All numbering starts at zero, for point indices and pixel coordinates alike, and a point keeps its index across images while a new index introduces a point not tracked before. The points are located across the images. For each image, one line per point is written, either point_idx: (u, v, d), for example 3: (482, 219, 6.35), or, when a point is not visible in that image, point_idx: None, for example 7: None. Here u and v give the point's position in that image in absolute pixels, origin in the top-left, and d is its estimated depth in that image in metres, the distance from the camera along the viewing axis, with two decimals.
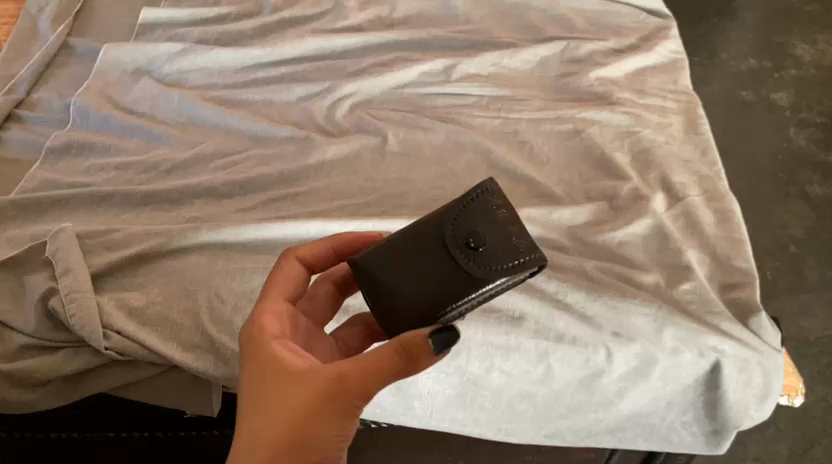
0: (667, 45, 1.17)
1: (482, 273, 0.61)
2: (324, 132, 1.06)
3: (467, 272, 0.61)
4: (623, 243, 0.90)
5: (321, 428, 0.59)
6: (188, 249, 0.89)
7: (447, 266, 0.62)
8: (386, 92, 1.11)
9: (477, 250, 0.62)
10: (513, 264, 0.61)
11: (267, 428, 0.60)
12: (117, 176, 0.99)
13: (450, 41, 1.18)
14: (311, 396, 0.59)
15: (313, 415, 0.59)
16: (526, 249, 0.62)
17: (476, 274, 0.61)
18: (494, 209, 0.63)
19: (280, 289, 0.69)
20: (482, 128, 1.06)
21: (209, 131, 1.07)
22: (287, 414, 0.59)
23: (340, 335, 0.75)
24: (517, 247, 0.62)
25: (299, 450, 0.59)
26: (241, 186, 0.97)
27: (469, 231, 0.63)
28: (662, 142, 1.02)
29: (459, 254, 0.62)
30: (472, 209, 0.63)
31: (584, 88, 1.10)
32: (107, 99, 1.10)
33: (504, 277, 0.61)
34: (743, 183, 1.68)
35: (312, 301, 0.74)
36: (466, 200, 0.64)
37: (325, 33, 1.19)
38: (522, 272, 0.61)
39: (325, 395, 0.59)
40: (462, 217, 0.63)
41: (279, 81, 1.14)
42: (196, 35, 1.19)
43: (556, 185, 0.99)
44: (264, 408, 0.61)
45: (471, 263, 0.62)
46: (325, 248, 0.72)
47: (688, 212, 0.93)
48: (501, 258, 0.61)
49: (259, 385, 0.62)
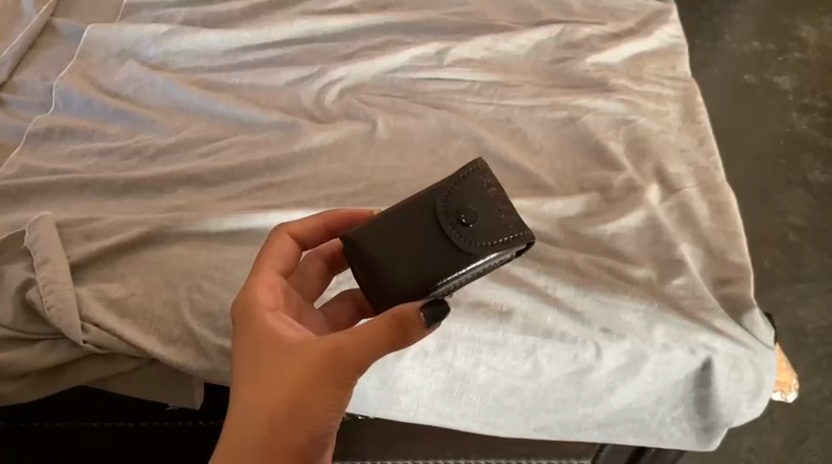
0: (666, 29, 1.13)
1: (476, 249, 0.63)
2: (312, 118, 1.04)
3: (461, 248, 0.64)
4: (616, 236, 0.88)
5: (318, 400, 0.60)
6: (169, 240, 0.87)
7: (440, 243, 0.64)
8: (376, 77, 1.09)
9: (470, 228, 0.64)
10: (504, 240, 0.64)
11: (265, 399, 0.60)
12: (100, 162, 0.97)
13: (444, 23, 1.14)
14: (309, 366, 0.60)
15: (310, 385, 0.60)
16: (513, 227, 0.64)
17: (469, 250, 0.63)
18: (484, 187, 0.66)
19: (272, 263, 0.70)
20: (475, 116, 1.03)
21: (195, 117, 1.04)
22: (284, 384, 0.60)
23: (330, 312, 0.75)
24: (508, 222, 0.64)
25: (296, 421, 0.60)
26: (227, 174, 0.95)
27: (460, 209, 0.65)
28: (658, 131, 0.99)
29: (452, 232, 0.64)
30: (463, 188, 0.66)
31: (580, 74, 1.07)
32: (90, 82, 1.07)
33: (492, 253, 0.63)
34: (743, 170, 1.65)
35: (303, 278, 0.74)
36: (457, 178, 0.66)
37: (315, 14, 1.16)
38: (510, 249, 0.63)
39: (322, 366, 0.60)
40: (453, 196, 0.65)
41: (267, 65, 1.11)
42: (182, 16, 1.16)
43: (548, 174, 0.96)
44: (260, 380, 0.61)
45: (462, 238, 0.64)
46: (315, 224, 0.73)
47: (683, 205, 0.91)
48: (493, 235, 0.63)
49: (255, 358, 0.62)
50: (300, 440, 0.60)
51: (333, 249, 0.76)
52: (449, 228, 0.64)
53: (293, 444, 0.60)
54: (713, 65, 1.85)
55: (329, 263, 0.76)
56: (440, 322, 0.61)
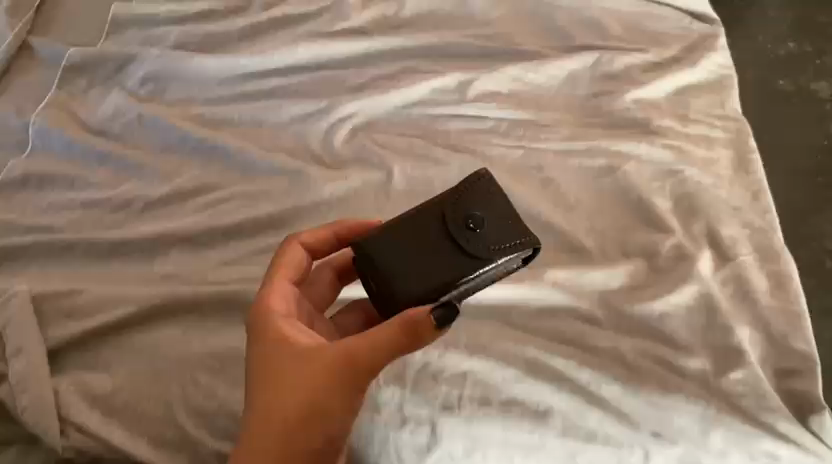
0: (714, 57, 1.02)
1: (485, 252, 0.63)
2: (321, 163, 0.93)
3: (470, 251, 0.63)
4: (665, 316, 0.78)
5: (334, 403, 0.59)
6: (159, 319, 0.77)
7: (449, 248, 0.64)
8: (391, 113, 0.97)
9: (479, 233, 0.64)
10: (513, 244, 0.64)
11: (280, 405, 0.59)
12: (82, 216, 0.86)
13: (466, 47, 1.02)
14: (322, 371, 0.59)
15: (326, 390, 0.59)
16: (521, 233, 0.65)
17: (479, 253, 0.63)
18: (492, 194, 0.66)
19: (285, 271, 0.68)
20: (503, 161, 0.92)
21: (189, 159, 0.92)
22: (300, 389, 0.59)
23: (339, 322, 0.74)
24: (515, 228, 0.65)
25: (312, 425, 0.59)
26: (225, 233, 0.84)
27: (468, 212, 0.65)
28: (709, 185, 0.89)
29: (461, 237, 0.64)
30: (470, 194, 0.66)
31: (619, 112, 0.95)
32: (71, 116, 0.96)
33: (502, 257, 0.63)
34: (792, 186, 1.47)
35: (313, 287, 0.73)
36: (465, 185, 0.67)
37: (323, 37, 1.04)
38: (520, 254, 0.64)
39: (336, 370, 0.59)
40: (458, 200, 0.66)
41: (269, 95, 0.99)
42: (174, 37, 1.04)
43: (586, 236, 0.86)
44: (275, 386, 0.60)
45: (471, 244, 0.64)
46: (328, 235, 0.71)
47: (738, 278, 0.81)
48: (503, 240, 0.64)
49: (271, 366, 0.61)
50: (316, 443, 0.59)
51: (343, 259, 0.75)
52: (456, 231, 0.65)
53: (312, 450, 0.59)
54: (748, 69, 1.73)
55: (338, 272, 0.75)
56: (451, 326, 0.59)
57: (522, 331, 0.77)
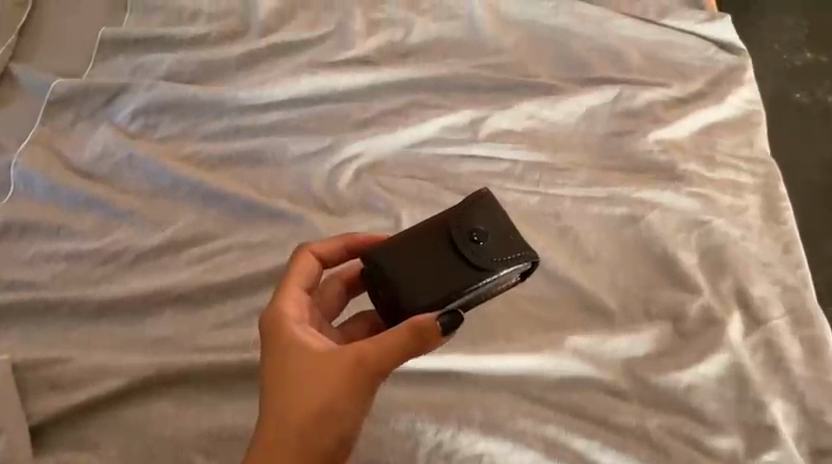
0: (741, 92, 0.96)
1: (488, 263, 0.64)
2: (323, 208, 0.86)
3: (475, 263, 0.64)
4: (692, 387, 0.73)
5: (343, 409, 0.57)
6: (150, 392, 0.71)
7: (452, 259, 0.65)
8: (398, 152, 0.91)
9: (481, 245, 0.65)
10: (513, 256, 0.65)
11: (288, 409, 0.57)
12: (68, 269, 0.80)
13: (477, 80, 0.96)
14: (331, 376, 0.58)
15: (339, 395, 0.57)
16: (520, 247, 0.66)
17: (483, 264, 0.64)
18: (491, 209, 0.68)
19: (298, 276, 0.66)
20: (517, 208, 0.86)
21: (182, 203, 0.86)
22: (310, 394, 0.57)
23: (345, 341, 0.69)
24: (515, 242, 0.66)
25: (320, 430, 0.57)
26: (221, 290, 0.78)
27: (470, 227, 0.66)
28: (738, 238, 0.83)
29: (464, 249, 0.65)
30: (471, 208, 0.67)
31: (642, 155, 0.89)
32: (55, 155, 0.89)
33: (504, 268, 0.64)
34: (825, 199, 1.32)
35: (322, 299, 0.70)
36: (465, 201, 0.68)
37: (325, 67, 0.97)
38: (520, 265, 0.65)
39: (346, 375, 0.58)
40: (460, 214, 0.67)
41: (268, 131, 0.93)
42: (166, 64, 0.97)
43: (607, 293, 0.80)
44: (284, 390, 0.58)
45: (474, 255, 0.65)
46: (341, 247, 0.69)
47: (770, 344, 0.76)
48: (504, 252, 0.65)
49: (280, 369, 0.59)
50: (323, 450, 0.57)
51: (351, 270, 0.72)
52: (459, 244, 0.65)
53: (323, 455, 0.57)
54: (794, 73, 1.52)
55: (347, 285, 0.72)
56: (453, 332, 0.60)
57: (541, 405, 0.72)
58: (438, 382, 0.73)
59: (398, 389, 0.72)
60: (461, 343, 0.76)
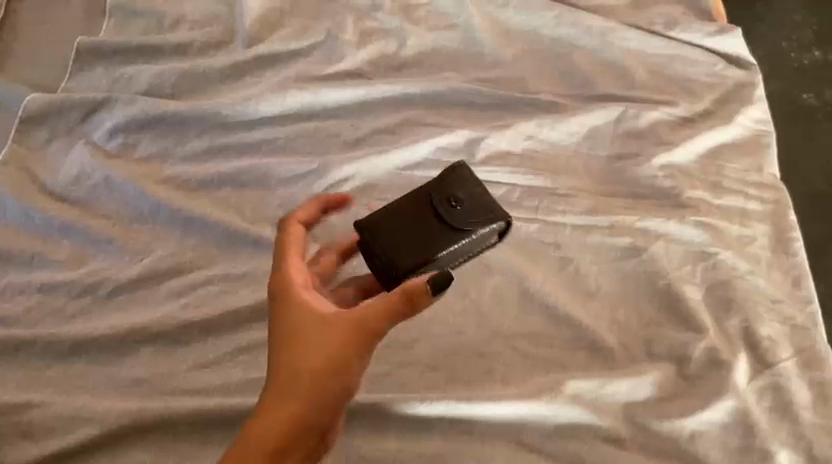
0: (749, 113, 0.92)
1: (464, 223, 0.67)
2: (310, 236, 0.82)
3: (451, 223, 0.67)
4: (696, 436, 0.70)
5: (345, 369, 0.55)
6: (126, 441, 0.67)
7: (434, 223, 0.67)
8: (390, 175, 0.87)
9: (460, 209, 0.67)
10: (489, 217, 0.68)
11: (293, 366, 0.55)
12: (41, 302, 0.76)
13: (474, 95, 0.93)
14: (335, 335, 0.56)
15: (343, 356, 0.55)
16: (494, 210, 0.68)
17: (458, 224, 0.67)
18: (465, 176, 0.70)
19: (296, 245, 0.64)
20: (514, 237, 0.82)
21: (163, 231, 0.82)
22: (314, 352, 0.55)
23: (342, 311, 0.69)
24: (489, 203, 0.68)
25: (324, 388, 0.55)
26: (202, 327, 0.75)
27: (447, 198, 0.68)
28: (745, 272, 0.79)
29: (445, 214, 0.67)
30: (446, 176, 0.69)
31: (643, 181, 0.86)
32: (29, 177, 0.84)
33: (482, 228, 0.67)
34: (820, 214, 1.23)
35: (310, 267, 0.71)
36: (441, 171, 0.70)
37: (313, 81, 0.93)
38: (495, 225, 0.67)
39: (348, 335, 0.56)
40: (436, 182, 0.69)
41: (253, 151, 0.89)
42: (146, 77, 0.92)
43: (608, 331, 0.76)
44: (288, 346, 0.56)
45: (453, 218, 0.67)
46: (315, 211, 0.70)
47: (778, 388, 0.72)
48: (481, 213, 0.68)
49: (285, 329, 0.57)
50: (326, 408, 0.55)
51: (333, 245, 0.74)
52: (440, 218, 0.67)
53: (326, 411, 0.55)
54: (803, 70, 1.39)
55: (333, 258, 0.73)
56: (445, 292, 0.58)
57: (538, 455, 0.68)
58: (430, 431, 0.70)
59: (389, 437, 0.69)
60: (456, 386, 0.72)
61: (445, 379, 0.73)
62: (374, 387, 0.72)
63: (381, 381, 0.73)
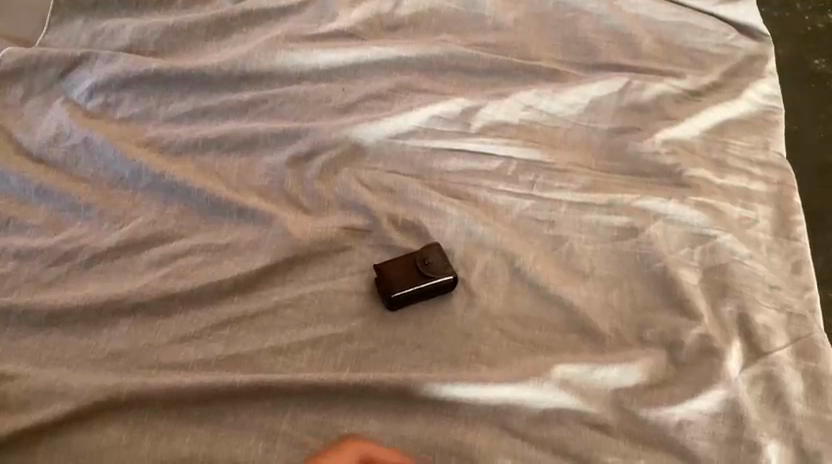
0: (760, 87, 0.90)
1: (428, 273, 0.73)
2: (297, 206, 0.80)
3: (418, 278, 0.73)
4: (684, 424, 0.68)
5: None
6: (102, 416, 0.65)
7: (408, 274, 0.74)
8: (383, 143, 0.84)
9: (427, 267, 0.74)
10: (444, 275, 0.74)
11: None
12: (17, 269, 0.73)
13: (471, 61, 0.90)
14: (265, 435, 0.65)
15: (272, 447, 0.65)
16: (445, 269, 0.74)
17: (424, 274, 0.73)
18: (433, 255, 0.75)
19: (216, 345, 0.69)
20: (506, 214, 0.80)
21: (143, 197, 0.79)
22: None
23: (269, 334, 0.71)
24: (444, 267, 0.74)
25: None
26: (183, 299, 0.72)
27: (392, 288, 0.72)
28: (744, 257, 0.77)
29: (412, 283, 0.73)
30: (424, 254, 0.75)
31: (645, 156, 0.83)
32: (6, 136, 0.81)
33: (440, 277, 0.73)
34: (807, 186, 1.04)
35: (242, 306, 0.73)
36: (418, 256, 0.75)
37: (304, 41, 0.90)
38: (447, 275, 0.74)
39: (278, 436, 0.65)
40: (412, 266, 0.74)
41: (240, 114, 0.86)
42: (129, 33, 0.88)
43: (600, 314, 0.74)
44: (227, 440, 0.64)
45: (419, 276, 0.73)
46: None
47: (771, 378, 0.70)
48: (441, 270, 0.74)
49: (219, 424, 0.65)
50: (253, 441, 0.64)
51: (259, 276, 0.74)
52: (407, 260, 0.75)
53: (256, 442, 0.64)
54: (815, 35, 1.24)
55: (259, 285, 0.74)
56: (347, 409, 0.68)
57: (522, 441, 0.66)
58: (412, 413, 0.67)
59: (369, 420, 0.67)
60: (442, 367, 0.70)
61: (430, 359, 0.71)
62: (357, 365, 0.70)
63: (364, 359, 0.70)
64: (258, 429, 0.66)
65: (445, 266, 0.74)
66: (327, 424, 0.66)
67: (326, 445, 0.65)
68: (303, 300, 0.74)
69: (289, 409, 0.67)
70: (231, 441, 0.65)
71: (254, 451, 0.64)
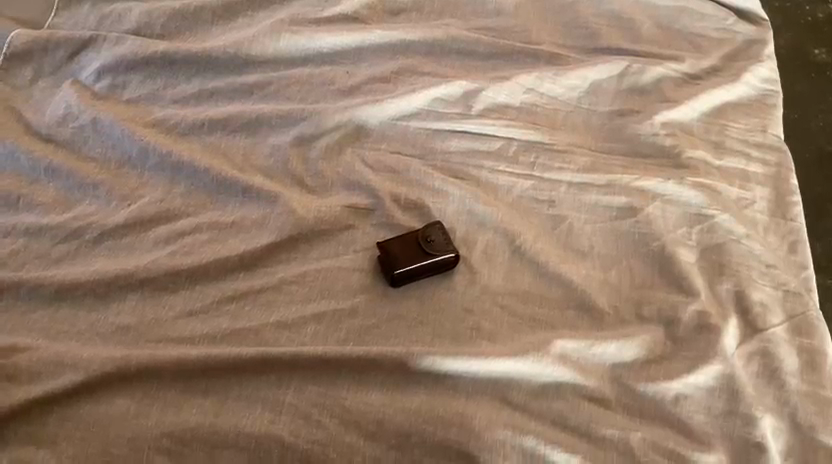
0: (758, 71, 0.91)
1: (430, 251, 0.75)
2: (301, 186, 0.81)
3: (420, 256, 0.74)
4: (680, 398, 0.69)
5: None
6: (110, 387, 0.66)
7: (410, 252, 0.75)
8: (386, 124, 0.86)
9: (429, 245, 0.75)
10: (445, 253, 0.75)
11: None
12: (27, 245, 0.75)
13: (473, 45, 0.92)
14: None
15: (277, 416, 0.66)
16: (446, 247, 0.75)
17: (426, 253, 0.75)
18: (435, 234, 0.76)
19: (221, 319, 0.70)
20: (507, 194, 0.82)
21: (150, 177, 0.80)
22: None
23: (274, 309, 0.73)
24: (446, 245, 0.76)
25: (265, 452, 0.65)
26: (189, 275, 0.73)
27: (395, 266, 0.74)
28: (741, 236, 0.78)
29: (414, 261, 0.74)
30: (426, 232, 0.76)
31: (644, 138, 0.85)
32: (15, 117, 0.83)
33: (441, 255, 0.75)
34: (805, 175, 1.04)
35: (248, 281, 0.74)
36: (420, 234, 0.76)
37: (308, 24, 0.91)
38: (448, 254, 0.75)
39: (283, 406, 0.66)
40: (414, 244, 0.75)
41: (245, 96, 0.87)
42: (135, 16, 0.90)
43: (599, 291, 0.75)
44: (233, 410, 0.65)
45: (421, 254, 0.75)
46: None
47: (766, 354, 0.71)
48: (443, 249, 0.75)
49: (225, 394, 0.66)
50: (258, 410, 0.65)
51: (264, 253, 0.75)
52: (412, 238, 0.76)
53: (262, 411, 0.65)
54: (815, 25, 1.24)
55: (264, 261, 0.75)
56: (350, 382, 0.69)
57: (522, 414, 0.67)
58: (414, 386, 0.69)
59: (372, 392, 0.68)
60: (443, 342, 0.71)
61: (431, 334, 0.72)
62: (360, 340, 0.71)
63: (367, 333, 0.72)
64: (262, 400, 0.67)
65: (446, 245, 0.76)
66: (330, 396, 0.67)
67: (329, 416, 0.66)
68: (307, 276, 0.75)
69: (293, 381, 0.68)
70: (237, 412, 0.66)
71: (259, 421, 0.66)
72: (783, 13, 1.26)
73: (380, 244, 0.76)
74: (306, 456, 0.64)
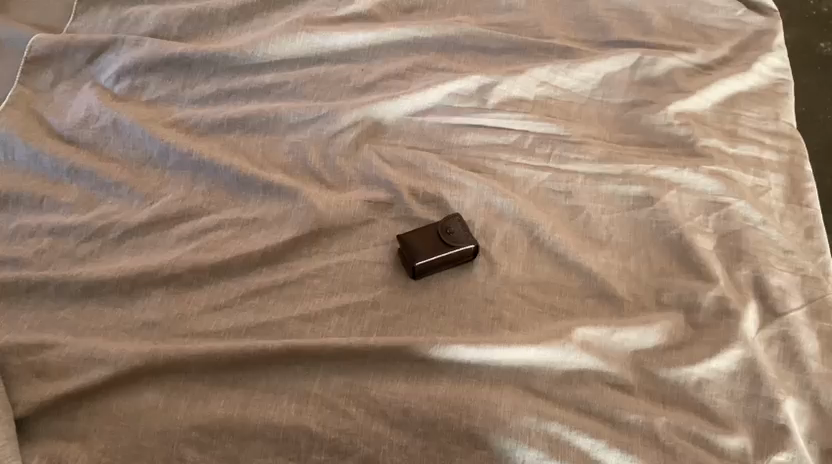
0: (768, 61, 0.93)
1: (450, 243, 0.75)
2: (320, 182, 0.82)
3: (439, 248, 0.75)
4: (702, 383, 0.69)
5: None
6: (138, 382, 0.67)
7: (430, 244, 0.76)
8: (402, 120, 0.87)
9: (448, 238, 0.76)
10: (464, 245, 0.76)
11: None
12: (52, 245, 0.75)
13: (486, 41, 0.93)
14: None
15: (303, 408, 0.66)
16: (465, 239, 0.76)
17: (446, 245, 0.75)
18: (454, 226, 0.77)
19: None
20: (523, 186, 0.83)
21: (171, 175, 0.81)
22: None
23: (298, 302, 0.73)
24: (465, 238, 0.76)
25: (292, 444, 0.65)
26: (213, 271, 0.74)
27: (416, 258, 0.74)
28: (757, 223, 0.79)
29: (434, 253, 0.75)
30: (445, 225, 0.77)
31: (658, 128, 0.86)
32: (38, 120, 0.84)
33: (461, 246, 0.75)
34: (817, 167, 1.04)
35: (271, 276, 0.75)
36: (440, 227, 0.77)
37: (324, 23, 0.93)
38: (467, 245, 0.76)
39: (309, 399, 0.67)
40: (434, 237, 0.76)
41: (263, 95, 0.88)
42: (152, 20, 0.92)
43: (618, 279, 0.76)
44: None
45: (440, 246, 0.75)
46: None
47: (788, 338, 0.72)
48: (462, 241, 0.76)
49: None
50: None
51: (286, 248, 0.76)
52: (430, 230, 0.77)
53: None
54: (822, 18, 1.24)
55: (286, 257, 0.76)
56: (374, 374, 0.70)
57: (547, 401, 0.68)
58: (438, 375, 0.69)
59: (396, 382, 0.68)
60: (465, 331, 0.72)
61: (453, 325, 0.72)
62: (384, 330, 0.72)
63: (390, 324, 0.72)
64: (289, 392, 0.67)
65: (465, 236, 0.76)
66: (356, 387, 0.68)
67: (355, 406, 0.67)
68: (329, 270, 0.75)
69: (319, 373, 0.68)
70: (264, 404, 0.67)
71: (286, 412, 0.66)
72: (788, 8, 1.27)
73: (400, 237, 0.77)
74: (333, 445, 0.64)
